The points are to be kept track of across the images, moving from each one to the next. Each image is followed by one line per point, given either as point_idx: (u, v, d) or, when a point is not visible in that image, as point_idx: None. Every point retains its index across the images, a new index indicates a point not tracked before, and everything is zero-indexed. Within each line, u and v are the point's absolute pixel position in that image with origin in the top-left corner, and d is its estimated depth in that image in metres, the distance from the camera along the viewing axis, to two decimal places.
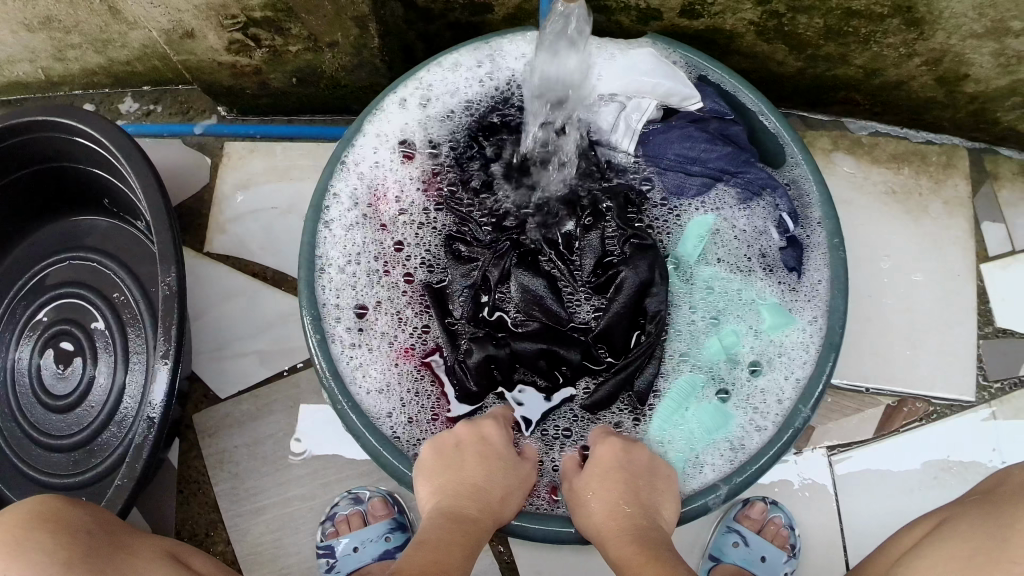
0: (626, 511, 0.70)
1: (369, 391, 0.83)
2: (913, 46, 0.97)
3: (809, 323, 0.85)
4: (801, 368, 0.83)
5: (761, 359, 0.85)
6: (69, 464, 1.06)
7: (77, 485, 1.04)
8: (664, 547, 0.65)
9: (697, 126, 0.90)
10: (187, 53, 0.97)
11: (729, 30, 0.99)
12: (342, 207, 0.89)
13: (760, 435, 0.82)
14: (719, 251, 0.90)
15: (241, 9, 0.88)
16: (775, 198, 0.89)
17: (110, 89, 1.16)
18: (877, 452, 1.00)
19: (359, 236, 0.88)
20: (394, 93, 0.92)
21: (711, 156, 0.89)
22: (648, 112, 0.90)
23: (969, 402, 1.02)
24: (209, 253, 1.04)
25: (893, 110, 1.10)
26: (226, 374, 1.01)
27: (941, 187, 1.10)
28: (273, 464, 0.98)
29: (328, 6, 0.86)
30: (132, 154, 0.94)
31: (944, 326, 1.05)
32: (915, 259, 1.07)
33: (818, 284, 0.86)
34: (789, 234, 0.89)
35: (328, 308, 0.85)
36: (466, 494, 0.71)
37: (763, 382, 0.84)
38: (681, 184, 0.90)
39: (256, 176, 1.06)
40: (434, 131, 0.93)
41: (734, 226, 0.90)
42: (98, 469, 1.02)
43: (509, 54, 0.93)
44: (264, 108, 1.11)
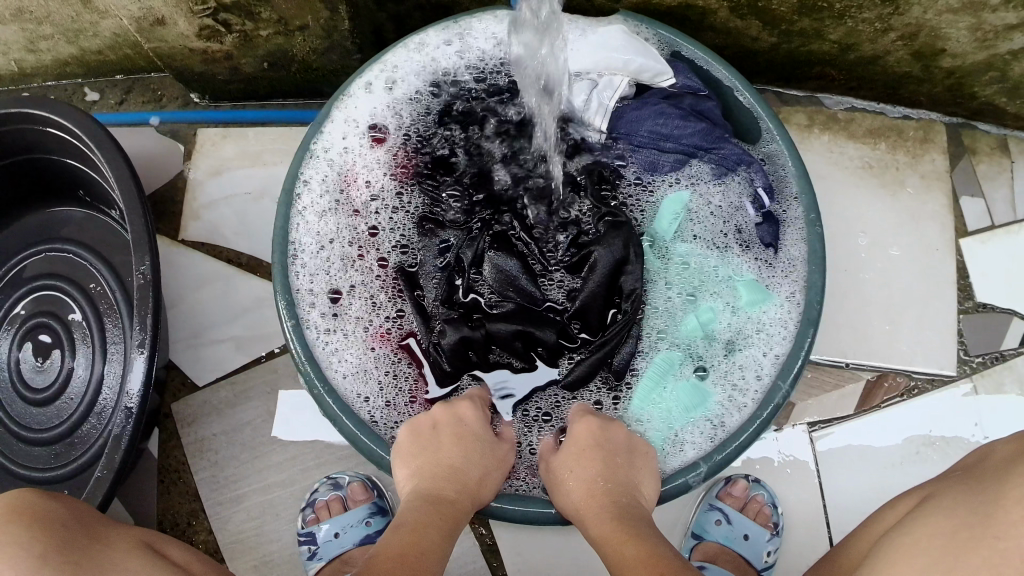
0: (603, 489, 0.69)
1: (346, 375, 0.82)
2: (888, 21, 0.97)
3: (787, 299, 0.85)
4: (778, 344, 0.83)
5: (739, 336, 0.85)
6: (50, 457, 1.06)
7: (59, 478, 1.04)
8: (643, 524, 0.64)
9: (669, 102, 0.89)
10: (158, 40, 0.96)
11: (702, 6, 0.98)
12: (313, 194, 0.88)
13: (738, 413, 0.81)
14: (694, 228, 0.90)
15: None
16: (750, 173, 0.89)
17: (83, 79, 1.15)
18: (859, 428, 1.00)
19: (332, 222, 0.88)
20: (360, 77, 0.90)
21: (684, 132, 0.88)
22: (620, 90, 0.90)
23: (950, 376, 1.02)
24: (182, 240, 1.03)
25: (870, 85, 1.10)
26: (202, 362, 1.00)
27: (919, 161, 1.10)
28: (253, 452, 0.98)
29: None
30: (104, 143, 0.93)
31: (924, 299, 1.05)
32: (895, 234, 1.06)
33: (795, 258, 0.86)
34: (765, 210, 0.88)
35: (303, 294, 0.84)
36: (445, 475, 0.70)
37: (740, 359, 0.84)
38: (654, 161, 0.90)
39: (228, 161, 1.05)
40: (404, 115, 0.93)
41: (709, 203, 0.90)
42: (80, 462, 1.02)
43: (477, 33, 0.93)
44: (236, 94, 1.10)
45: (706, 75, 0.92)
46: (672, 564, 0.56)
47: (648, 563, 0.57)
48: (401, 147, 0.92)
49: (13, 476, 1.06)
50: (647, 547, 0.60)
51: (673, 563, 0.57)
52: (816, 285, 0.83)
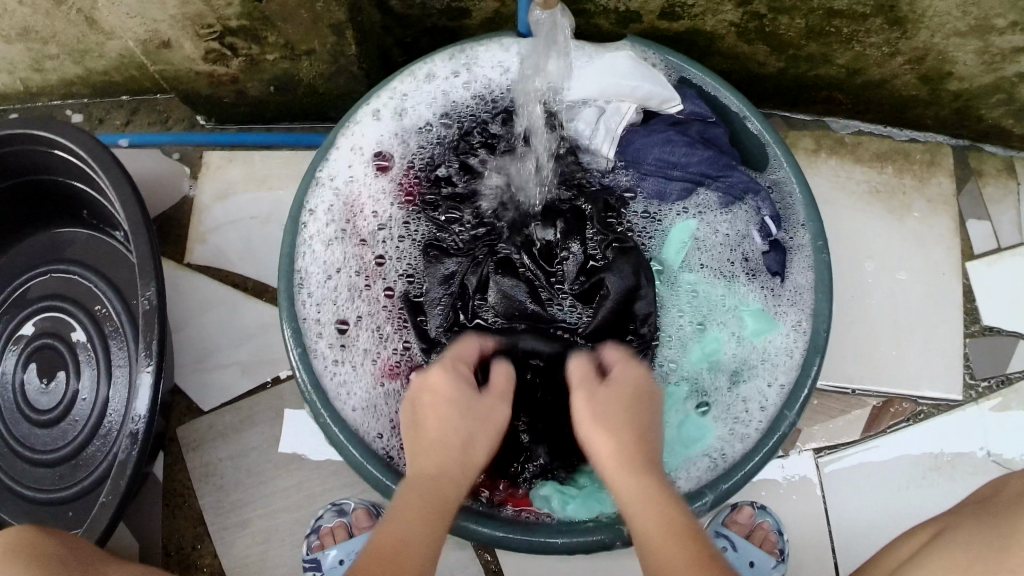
0: (638, 447, 0.61)
1: (355, 408, 0.82)
2: (896, 44, 0.98)
3: (793, 328, 0.84)
4: (781, 373, 0.83)
5: (744, 366, 0.84)
6: (55, 478, 1.06)
7: (65, 499, 1.05)
8: (682, 512, 0.57)
9: (676, 129, 0.89)
10: (164, 62, 0.96)
11: (709, 31, 1.01)
12: (319, 222, 0.88)
13: (740, 445, 0.80)
14: (702, 256, 0.89)
15: (218, 18, 0.88)
16: (757, 202, 0.88)
17: (91, 99, 1.14)
18: (864, 453, 1.00)
19: (338, 251, 0.87)
20: (367, 104, 0.91)
21: (692, 160, 0.88)
22: (626, 119, 0.90)
23: (958, 402, 1.02)
24: (188, 264, 1.03)
25: (877, 108, 1.10)
26: (208, 386, 1.00)
27: (926, 185, 1.10)
28: (259, 476, 0.98)
29: (305, 12, 0.87)
30: (108, 166, 0.93)
31: (930, 324, 1.05)
32: (901, 257, 1.06)
33: (802, 287, 0.86)
34: (772, 238, 0.87)
35: (310, 323, 0.84)
36: (438, 441, 0.62)
37: (744, 390, 0.83)
38: (662, 189, 0.90)
39: (233, 185, 1.05)
40: (410, 142, 0.93)
41: (716, 231, 0.90)
42: (87, 483, 1.04)
43: (484, 61, 0.94)
44: (242, 116, 1.09)
45: (716, 103, 0.92)
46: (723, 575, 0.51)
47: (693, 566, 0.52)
48: (408, 175, 0.92)
49: (17, 497, 1.06)
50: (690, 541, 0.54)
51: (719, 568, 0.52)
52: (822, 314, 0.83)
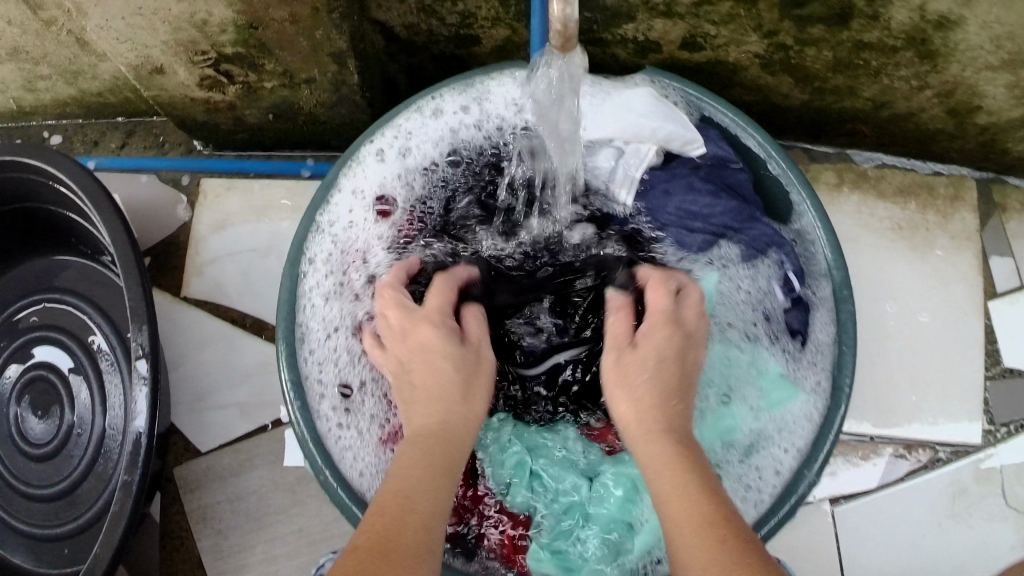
0: (655, 413, 0.61)
1: (363, 474, 0.78)
2: (925, 78, 0.94)
3: (813, 390, 0.81)
4: (797, 439, 0.80)
5: (759, 437, 0.81)
6: (51, 514, 1.02)
7: (62, 535, 1.01)
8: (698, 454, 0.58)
9: (699, 174, 0.86)
10: (157, 88, 0.91)
11: (732, 63, 0.97)
12: (318, 273, 0.85)
13: (750, 513, 0.77)
14: (721, 311, 0.85)
15: (211, 45, 0.83)
16: (781, 256, 0.85)
17: (85, 120, 1.09)
18: (881, 503, 0.99)
19: (339, 307, 0.85)
20: (371, 143, 0.87)
21: (713, 212, 0.86)
22: (647, 161, 0.86)
23: (976, 447, 1.00)
24: (185, 297, 1.00)
25: (902, 141, 1.06)
26: (205, 427, 0.97)
27: (949, 221, 1.07)
28: (258, 521, 0.95)
29: (304, 40, 0.82)
30: (97, 197, 0.88)
31: (949, 366, 1.02)
32: (923, 297, 1.04)
33: (823, 345, 0.82)
34: (794, 294, 0.84)
35: (312, 383, 0.80)
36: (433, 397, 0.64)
37: (758, 460, 0.80)
38: (681, 239, 0.86)
39: (233, 214, 1.01)
40: (414, 184, 0.90)
41: (737, 286, 0.86)
42: (84, 520, 1.00)
43: (496, 96, 0.90)
44: (240, 143, 1.04)
45: (743, 148, 0.88)
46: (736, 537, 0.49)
47: (699, 530, 0.50)
48: (411, 221, 0.89)
49: (15, 532, 1.04)
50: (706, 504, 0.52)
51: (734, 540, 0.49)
52: (844, 379, 0.79)
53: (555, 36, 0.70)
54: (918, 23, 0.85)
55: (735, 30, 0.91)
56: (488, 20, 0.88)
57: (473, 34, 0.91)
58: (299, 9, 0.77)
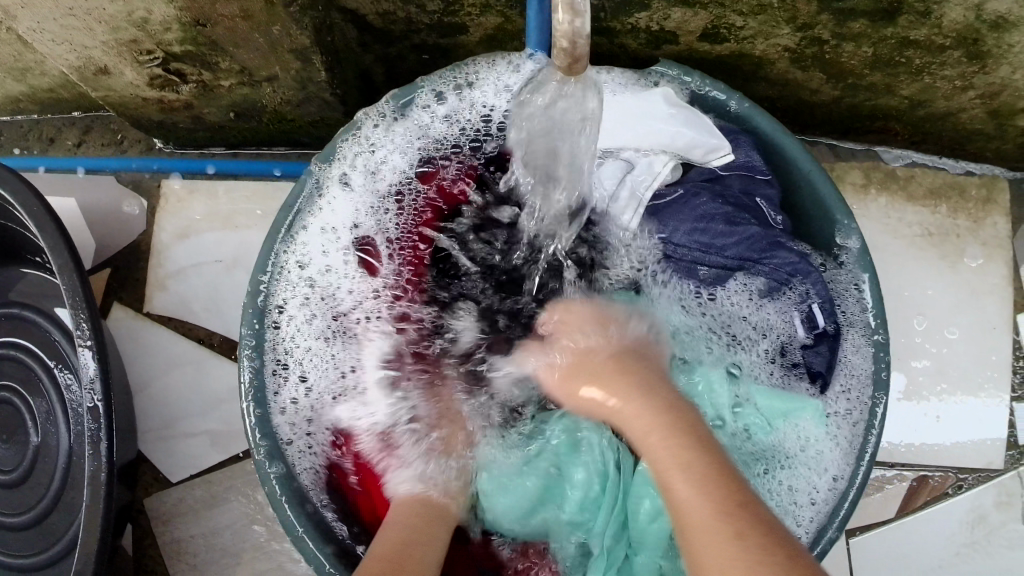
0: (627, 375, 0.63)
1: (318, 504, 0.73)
2: (971, 79, 0.85)
3: (843, 415, 0.75)
4: (829, 468, 0.73)
5: (782, 454, 0.75)
6: (25, 542, 0.95)
7: (37, 564, 0.94)
8: (682, 404, 0.61)
9: (716, 194, 0.78)
10: (106, 89, 0.84)
11: (759, 56, 0.86)
12: (284, 288, 0.78)
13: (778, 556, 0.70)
14: (726, 338, 0.79)
15: (156, 44, 0.76)
16: (807, 286, 0.76)
17: (40, 116, 0.99)
18: (900, 533, 0.94)
19: (295, 323, 0.78)
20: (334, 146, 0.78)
21: (728, 242, 0.77)
22: (659, 179, 0.79)
23: (999, 471, 0.95)
24: (149, 313, 0.91)
25: (936, 140, 0.97)
26: (176, 457, 0.89)
27: (980, 226, 0.99)
28: (234, 556, 0.88)
29: (260, 37, 0.74)
30: (45, 223, 0.79)
31: (974, 386, 0.97)
32: (950, 312, 0.98)
33: (856, 372, 0.76)
34: (818, 329, 0.77)
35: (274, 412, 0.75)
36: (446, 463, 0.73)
37: (788, 480, 0.74)
38: (692, 269, 0.80)
39: (197, 222, 0.92)
40: (379, 183, 0.83)
41: (752, 316, 0.79)
42: (58, 549, 0.92)
43: (484, 87, 0.82)
44: (202, 141, 0.94)
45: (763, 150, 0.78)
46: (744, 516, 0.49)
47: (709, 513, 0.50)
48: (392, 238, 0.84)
49: None
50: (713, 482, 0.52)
51: (751, 524, 0.49)
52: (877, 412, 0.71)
53: (560, 55, 0.61)
54: (973, 22, 0.75)
55: (766, 21, 0.80)
56: (476, 7, 0.76)
57: (459, 23, 0.79)
58: (250, 4, 0.69)
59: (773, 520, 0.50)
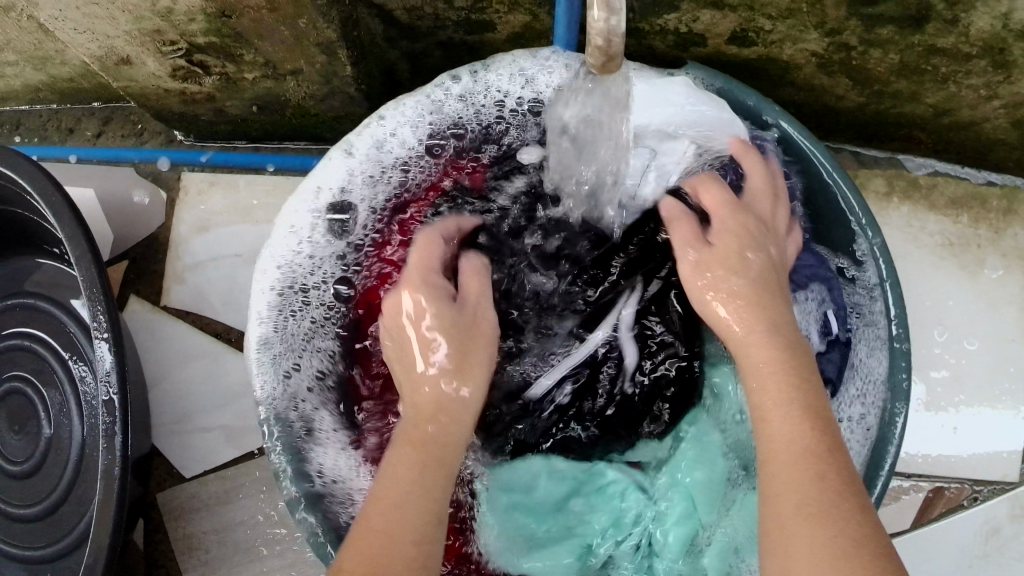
0: (732, 263, 0.65)
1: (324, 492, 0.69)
2: (996, 89, 0.85)
3: (855, 421, 0.74)
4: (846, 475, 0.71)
5: None
6: (35, 535, 0.95)
7: (46, 557, 0.93)
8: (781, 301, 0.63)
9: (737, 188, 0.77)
10: (127, 80, 0.83)
11: (786, 61, 0.86)
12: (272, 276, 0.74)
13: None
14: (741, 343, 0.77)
15: (180, 34, 0.75)
16: (823, 292, 0.77)
17: (60, 105, 0.98)
18: (914, 544, 0.93)
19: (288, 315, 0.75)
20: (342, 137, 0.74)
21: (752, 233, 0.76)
22: (683, 162, 0.78)
23: (1014, 483, 0.95)
24: (165, 307, 0.90)
25: (959, 149, 0.97)
26: (189, 451, 0.88)
27: (1001, 237, 0.98)
28: (245, 554, 0.87)
29: (286, 29, 0.74)
30: (63, 214, 0.78)
31: (990, 397, 0.97)
32: (969, 322, 0.97)
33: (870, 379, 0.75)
34: (830, 336, 0.77)
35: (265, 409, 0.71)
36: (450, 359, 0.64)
37: None
38: None
39: (215, 215, 0.91)
40: (383, 166, 0.78)
41: None
42: (69, 542, 0.92)
43: (499, 66, 0.78)
44: (222, 133, 0.93)
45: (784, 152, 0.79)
46: (836, 478, 0.50)
47: (803, 460, 0.52)
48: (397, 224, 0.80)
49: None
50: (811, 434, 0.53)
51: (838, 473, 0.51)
52: (896, 421, 0.71)
53: (595, 54, 0.60)
54: (1000, 31, 0.75)
55: (794, 25, 0.80)
56: (504, 3, 0.75)
57: (486, 20, 0.78)
58: None
59: (857, 477, 0.52)
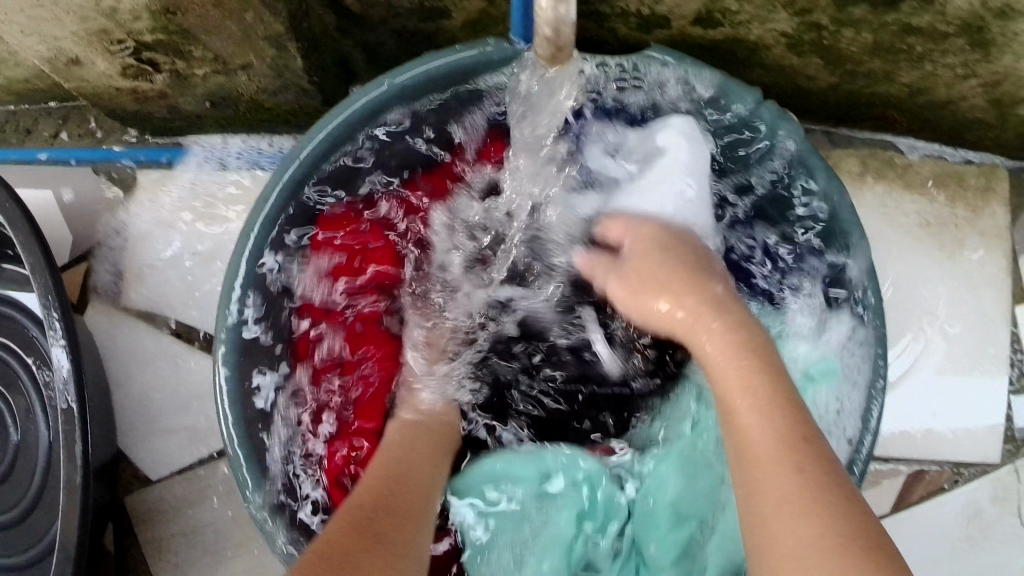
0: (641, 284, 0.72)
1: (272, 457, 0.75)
2: (973, 67, 0.82)
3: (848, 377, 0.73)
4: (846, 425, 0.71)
5: None
6: (9, 541, 0.95)
7: (21, 563, 0.93)
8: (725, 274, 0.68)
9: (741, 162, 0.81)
10: (79, 80, 0.81)
11: (754, 41, 0.83)
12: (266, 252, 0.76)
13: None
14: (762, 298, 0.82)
15: (128, 33, 0.73)
16: (806, 251, 0.79)
17: (17, 106, 0.95)
18: (893, 529, 0.93)
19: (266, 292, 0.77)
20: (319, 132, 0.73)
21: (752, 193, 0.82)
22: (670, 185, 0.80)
23: (994, 465, 0.94)
24: (127, 309, 0.89)
25: (936, 128, 0.94)
26: (156, 454, 0.88)
27: (979, 216, 0.97)
28: (215, 556, 0.87)
29: (233, 24, 0.72)
30: (17, 220, 0.77)
31: (970, 378, 0.96)
32: (946, 303, 0.96)
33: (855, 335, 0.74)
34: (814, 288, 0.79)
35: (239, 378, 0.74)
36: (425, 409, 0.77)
37: None
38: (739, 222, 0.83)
39: (173, 213, 0.90)
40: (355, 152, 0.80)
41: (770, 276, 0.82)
42: (43, 547, 0.92)
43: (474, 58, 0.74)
44: (177, 129, 0.91)
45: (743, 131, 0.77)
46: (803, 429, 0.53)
47: (773, 412, 0.54)
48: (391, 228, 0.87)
49: None
50: (784, 416, 0.53)
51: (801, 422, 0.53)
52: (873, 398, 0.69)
53: (544, 44, 0.60)
54: (979, 10, 0.72)
55: (762, 6, 0.77)
56: None
57: (441, 7, 0.76)
58: None
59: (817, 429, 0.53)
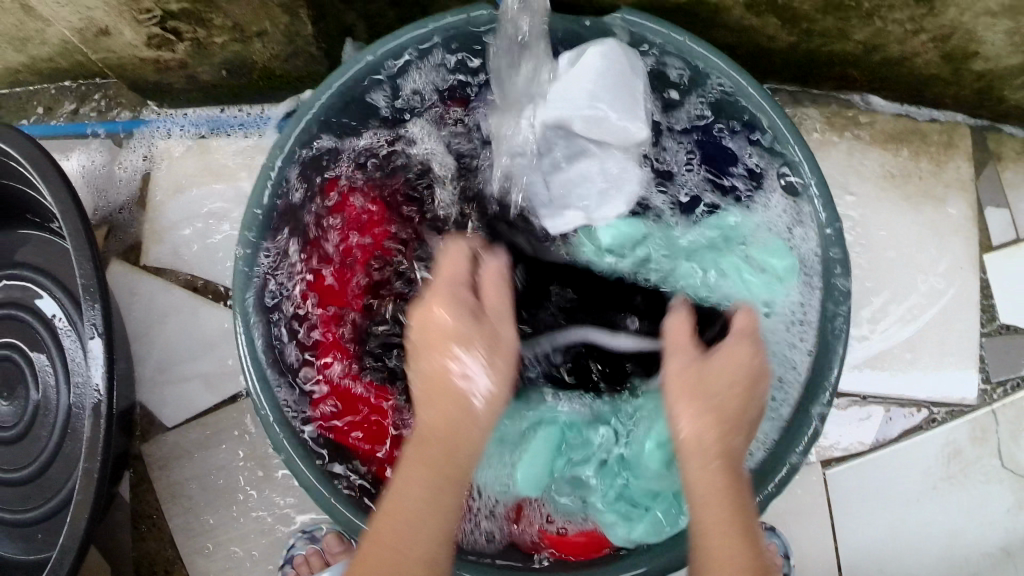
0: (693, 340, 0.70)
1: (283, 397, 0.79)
2: (921, 22, 0.87)
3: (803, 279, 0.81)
4: (808, 334, 0.80)
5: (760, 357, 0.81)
6: (27, 495, 1.00)
7: (41, 515, 0.99)
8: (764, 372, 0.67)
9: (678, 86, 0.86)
10: (106, 50, 0.90)
11: (715, 3, 0.90)
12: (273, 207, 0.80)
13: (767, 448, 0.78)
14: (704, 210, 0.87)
15: (155, 3, 0.81)
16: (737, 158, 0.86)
17: (37, 86, 1.05)
18: (877, 462, 0.97)
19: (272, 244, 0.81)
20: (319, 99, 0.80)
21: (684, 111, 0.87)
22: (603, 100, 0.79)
23: (971, 406, 0.98)
24: (146, 266, 0.97)
25: (894, 86, 1.01)
26: (170, 402, 0.94)
27: (943, 169, 1.02)
28: (227, 496, 0.92)
29: None
30: (46, 170, 0.83)
31: (944, 323, 1.00)
32: (917, 252, 1.01)
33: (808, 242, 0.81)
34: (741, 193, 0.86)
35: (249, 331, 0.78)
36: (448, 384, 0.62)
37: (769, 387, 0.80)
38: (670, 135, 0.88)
39: (189, 177, 0.98)
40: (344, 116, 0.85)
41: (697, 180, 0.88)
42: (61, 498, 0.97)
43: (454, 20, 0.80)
44: (194, 101, 1.00)
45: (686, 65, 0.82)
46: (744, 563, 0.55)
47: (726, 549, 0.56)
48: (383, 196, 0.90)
49: None
50: None
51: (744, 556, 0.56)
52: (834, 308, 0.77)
53: None
54: None
55: None
56: None
57: None
58: None
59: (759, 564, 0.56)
